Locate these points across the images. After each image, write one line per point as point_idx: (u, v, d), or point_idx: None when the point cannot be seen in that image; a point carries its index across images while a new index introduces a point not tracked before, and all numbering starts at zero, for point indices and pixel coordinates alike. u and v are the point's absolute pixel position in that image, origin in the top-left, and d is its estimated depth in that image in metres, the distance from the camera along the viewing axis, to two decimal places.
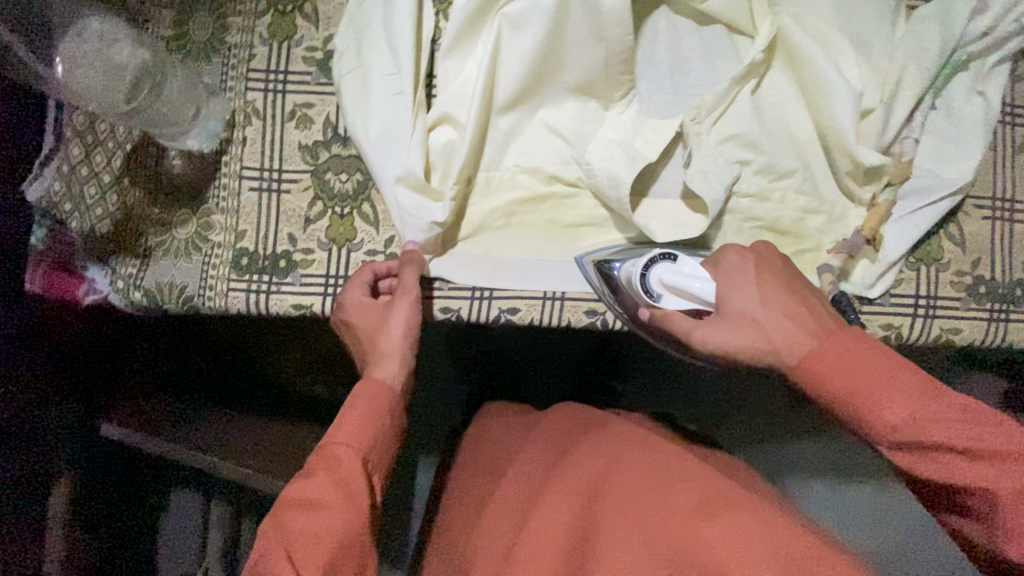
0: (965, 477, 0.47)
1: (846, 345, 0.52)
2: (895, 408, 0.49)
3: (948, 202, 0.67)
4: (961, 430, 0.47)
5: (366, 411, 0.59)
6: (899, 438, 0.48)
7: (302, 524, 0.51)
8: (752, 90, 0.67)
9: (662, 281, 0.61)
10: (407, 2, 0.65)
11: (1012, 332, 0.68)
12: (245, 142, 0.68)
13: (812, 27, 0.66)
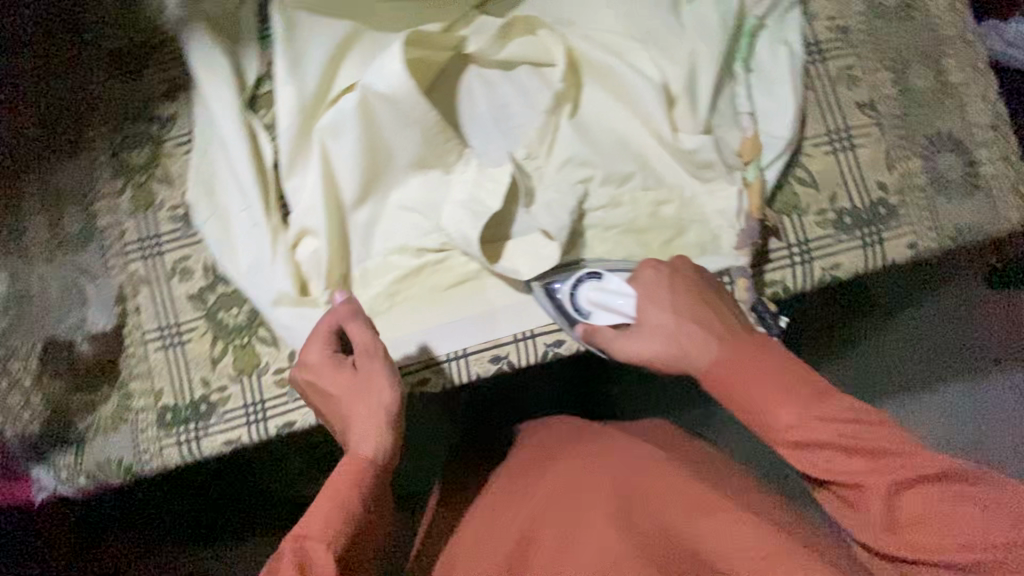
0: (839, 472, 0.44)
1: (746, 351, 0.50)
2: (785, 411, 0.46)
3: (779, 155, 0.70)
4: (844, 429, 0.44)
5: (340, 482, 0.54)
6: (793, 440, 0.46)
7: None
8: (571, 112, 0.71)
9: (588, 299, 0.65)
10: (239, 141, 0.70)
11: (888, 250, 0.70)
12: (140, 308, 0.73)
13: (603, 43, 0.71)
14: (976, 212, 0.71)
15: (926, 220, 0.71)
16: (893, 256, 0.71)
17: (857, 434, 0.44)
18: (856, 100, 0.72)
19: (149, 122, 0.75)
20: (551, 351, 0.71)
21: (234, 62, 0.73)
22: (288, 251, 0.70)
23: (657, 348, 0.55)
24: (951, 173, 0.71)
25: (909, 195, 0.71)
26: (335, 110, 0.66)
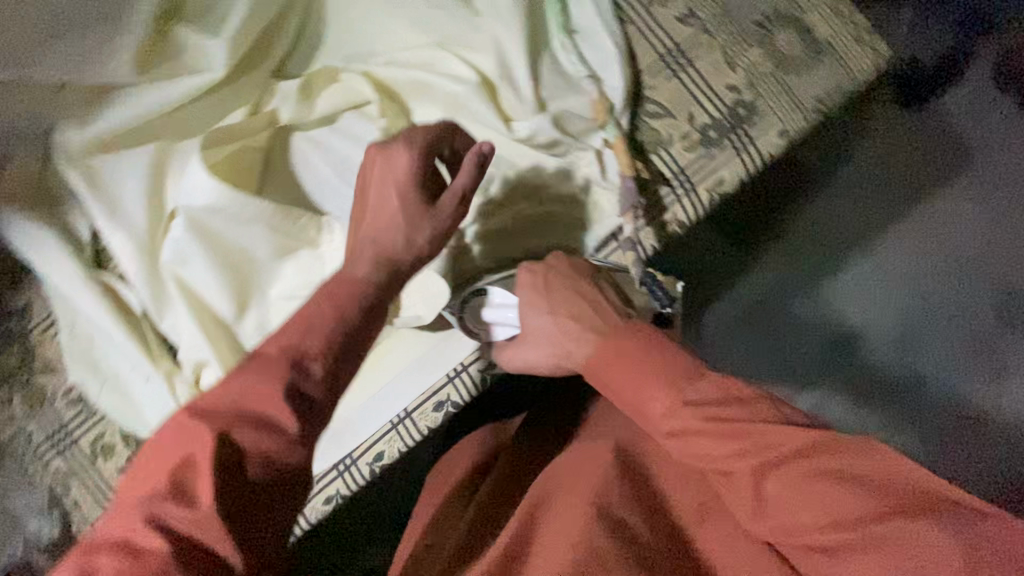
0: (720, 461, 0.45)
1: (617, 345, 0.53)
2: (658, 398, 0.49)
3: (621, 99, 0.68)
4: (711, 414, 0.46)
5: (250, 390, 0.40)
6: (669, 430, 0.48)
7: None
8: None
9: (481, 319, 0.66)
10: (97, 306, 0.67)
11: (761, 146, 0.69)
12: (77, 503, 0.70)
13: (409, 62, 0.68)
14: (829, 77, 0.70)
15: (786, 104, 0.69)
16: (768, 151, 0.69)
17: (731, 416, 0.45)
18: (674, 15, 0.70)
19: (7, 319, 0.71)
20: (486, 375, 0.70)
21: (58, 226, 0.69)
22: (190, 390, 0.67)
23: (546, 334, 0.61)
24: (792, 49, 0.70)
25: (761, 86, 0.69)
26: (172, 241, 0.64)
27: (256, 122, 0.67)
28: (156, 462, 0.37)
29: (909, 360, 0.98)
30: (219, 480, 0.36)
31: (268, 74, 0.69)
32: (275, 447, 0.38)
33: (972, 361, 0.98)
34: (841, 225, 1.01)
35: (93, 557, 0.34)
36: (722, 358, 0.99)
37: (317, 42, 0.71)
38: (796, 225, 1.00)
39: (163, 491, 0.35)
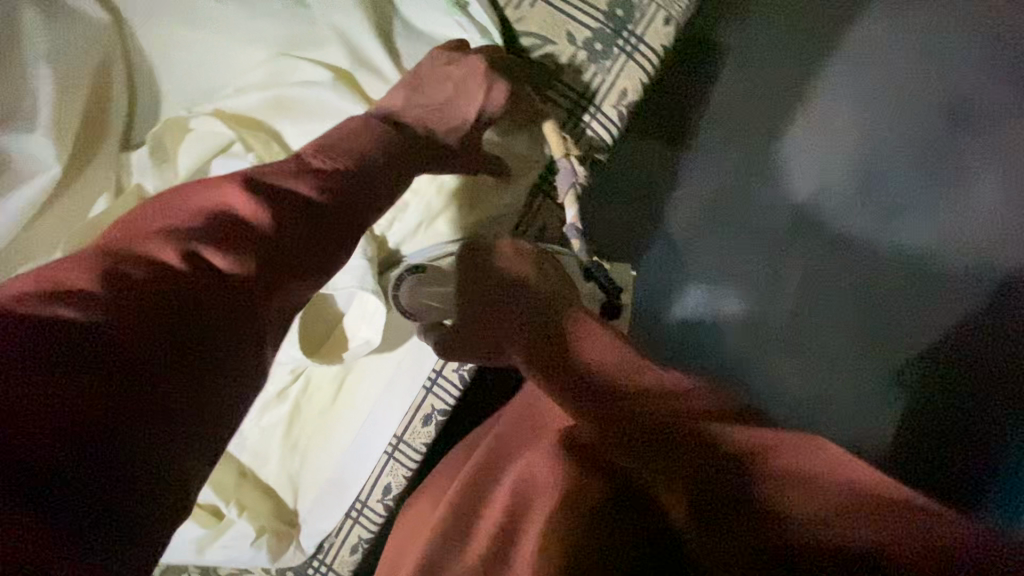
0: (673, 471, 0.40)
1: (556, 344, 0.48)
2: (604, 404, 0.43)
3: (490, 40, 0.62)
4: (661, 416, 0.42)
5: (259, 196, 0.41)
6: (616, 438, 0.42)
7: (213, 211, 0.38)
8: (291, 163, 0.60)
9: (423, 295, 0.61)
10: None
11: (651, 42, 0.64)
12: None
13: (258, 83, 0.61)
14: None
15: None
16: (660, 43, 0.65)
17: (676, 424, 0.41)
18: None
19: None
20: (462, 372, 0.66)
21: None
22: None
23: (472, 326, 0.56)
24: None
25: None
26: None
27: (123, 205, 0.60)
28: (165, 211, 0.38)
29: (878, 195, 0.91)
30: (175, 247, 0.35)
31: (117, 150, 0.62)
32: (237, 241, 0.37)
33: (942, 173, 0.90)
34: (768, 86, 0.93)
35: (144, 240, 0.35)
36: (693, 264, 0.93)
37: (155, 97, 0.63)
38: (721, 102, 0.93)
39: (152, 234, 0.36)
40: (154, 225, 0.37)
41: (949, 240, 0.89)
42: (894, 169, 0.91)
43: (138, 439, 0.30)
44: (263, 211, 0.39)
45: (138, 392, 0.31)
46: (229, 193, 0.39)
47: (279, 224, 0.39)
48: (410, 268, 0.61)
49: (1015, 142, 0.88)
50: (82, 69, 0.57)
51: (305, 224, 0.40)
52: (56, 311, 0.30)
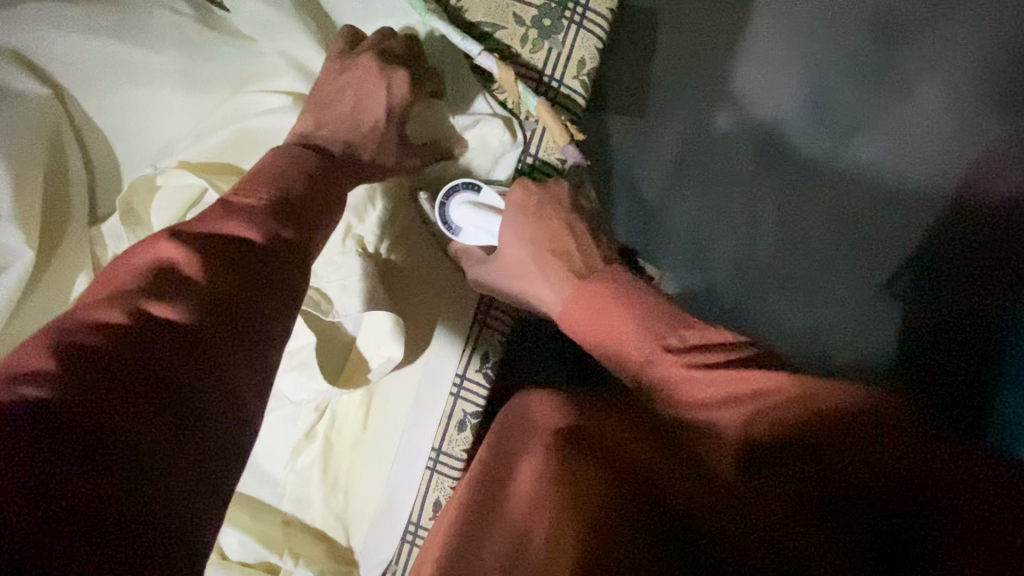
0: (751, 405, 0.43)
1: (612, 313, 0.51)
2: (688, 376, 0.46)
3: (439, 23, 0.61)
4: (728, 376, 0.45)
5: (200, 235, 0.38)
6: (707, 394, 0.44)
7: (162, 263, 0.36)
8: None
9: (467, 212, 0.63)
10: None
11: (598, 6, 0.64)
12: None
13: (217, 125, 0.60)
14: None
15: None
16: (606, 6, 0.64)
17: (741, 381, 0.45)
18: None
19: None
20: (486, 370, 0.66)
21: None
22: (223, 566, 0.61)
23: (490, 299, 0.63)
24: None
25: None
26: None
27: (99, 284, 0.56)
28: (102, 283, 0.36)
29: (831, 121, 0.95)
30: (129, 303, 0.33)
31: (86, 226, 0.59)
32: (180, 289, 0.35)
33: (886, 90, 0.94)
34: (710, 34, 0.94)
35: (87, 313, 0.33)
36: (676, 221, 0.94)
37: (115, 165, 0.61)
38: (669, 57, 0.94)
39: (100, 301, 0.34)
40: (103, 293, 0.35)
41: (902, 152, 0.94)
42: (842, 89, 0.95)
43: (107, 511, 0.27)
44: (200, 256, 0.37)
45: (106, 459, 0.28)
46: (160, 243, 0.37)
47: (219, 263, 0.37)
48: (468, 183, 0.64)
49: (943, 49, 0.93)
50: (33, 148, 0.54)
51: (251, 263, 0.38)
52: (20, 392, 0.28)
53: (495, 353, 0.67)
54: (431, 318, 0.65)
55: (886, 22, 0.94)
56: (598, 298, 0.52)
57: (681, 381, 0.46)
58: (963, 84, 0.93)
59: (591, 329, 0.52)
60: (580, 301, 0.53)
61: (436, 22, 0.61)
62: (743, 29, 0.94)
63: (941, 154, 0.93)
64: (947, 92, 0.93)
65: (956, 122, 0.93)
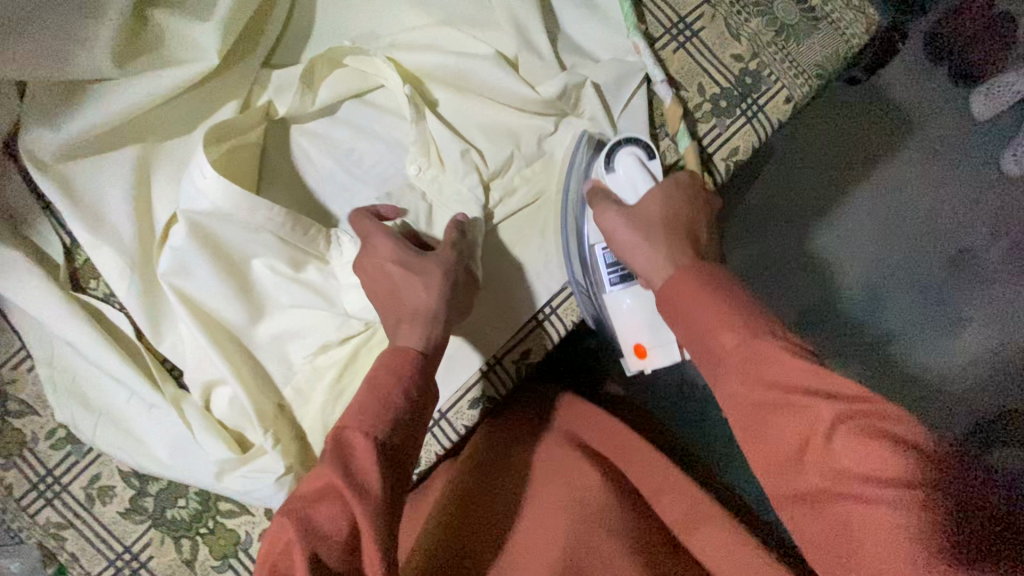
0: (847, 405, 0.39)
1: (688, 283, 0.47)
2: (774, 370, 0.42)
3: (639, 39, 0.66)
4: (804, 378, 0.41)
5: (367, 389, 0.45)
6: (773, 381, 0.41)
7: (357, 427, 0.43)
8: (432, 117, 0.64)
9: (627, 159, 0.59)
10: (89, 334, 0.60)
11: (771, 114, 0.69)
12: (75, 554, 0.62)
13: (413, 42, 0.64)
14: (827, 43, 0.70)
15: (788, 70, 0.69)
16: (777, 118, 0.69)
17: (832, 387, 0.40)
18: None
19: None
20: (521, 365, 0.65)
21: (33, 252, 0.62)
22: (204, 415, 0.61)
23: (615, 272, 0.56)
24: (791, 17, 0.70)
25: (764, 55, 0.69)
26: (169, 251, 0.57)
27: (250, 117, 0.61)
28: (310, 479, 0.41)
29: (876, 319, 1.02)
30: (341, 560, 0.39)
31: (257, 66, 0.64)
32: (367, 462, 0.42)
33: (932, 314, 1.02)
34: (816, 193, 1.03)
35: (310, 510, 0.40)
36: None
37: (308, 29, 0.66)
38: (773, 195, 1.04)
39: (318, 497, 0.40)
40: (312, 487, 0.41)
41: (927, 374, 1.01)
42: (898, 291, 1.03)
43: None
44: (380, 427, 0.43)
45: None
46: (348, 432, 0.43)
47: (386, 475, 0.42)
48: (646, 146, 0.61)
49: (994, 305, 1.02)
50: None
51: (415, 420, 0.46)
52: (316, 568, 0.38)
53: (538, 353, 0.66)
54: (499, 297, 0.65)
55: (958, 257, 1.04)
56: (704, 280, 0.47)
57: (776, 371, 0.41)
58: (1003, 339, 1.01)
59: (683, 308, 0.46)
60: (680, 275, 0.47)
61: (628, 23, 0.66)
62: (836, 206, 1.04)
63: (958, 389, 1.01)
64: (987, 341, 1.01)
65: (981, 374, 1.01)
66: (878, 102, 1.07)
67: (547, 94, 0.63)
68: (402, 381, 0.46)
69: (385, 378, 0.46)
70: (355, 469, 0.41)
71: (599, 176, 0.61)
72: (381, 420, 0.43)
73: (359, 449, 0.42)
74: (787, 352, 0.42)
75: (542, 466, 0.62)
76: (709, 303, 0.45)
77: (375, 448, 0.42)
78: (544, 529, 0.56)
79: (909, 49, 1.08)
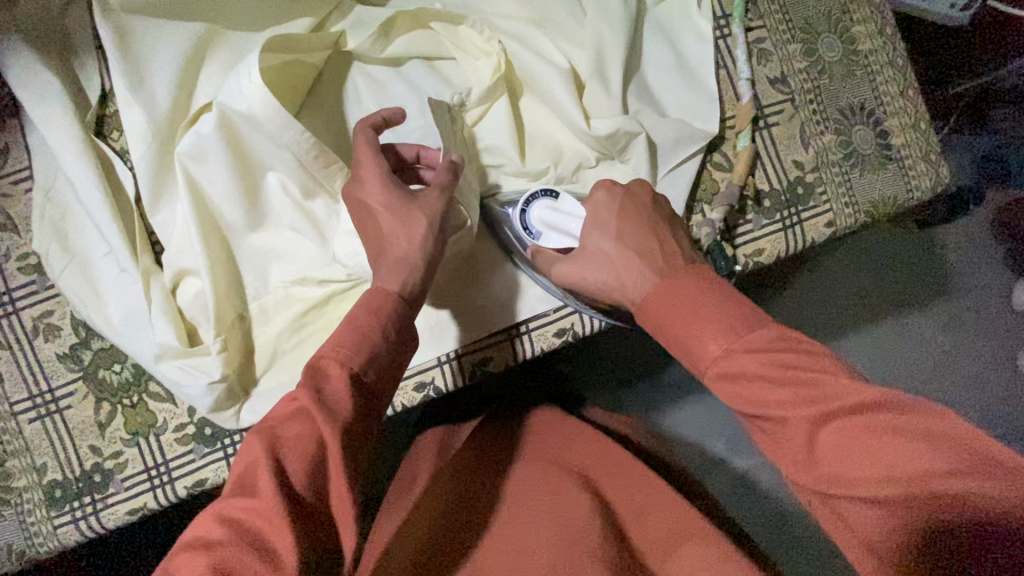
0: (817, 395, 0.36)
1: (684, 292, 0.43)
2: (746, 383, 0.39)
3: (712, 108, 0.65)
4: (776, 385, 0.38)
5: (356, 317, 0.45)
6: (755, 397, 0.38)
7: (338, 354, 0.43)
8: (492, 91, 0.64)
9: (543, 220, 0.59)
10: (89, 181, 0.60)
11: (810, 230, 0.67)
12: (3, 377, 0.64)
13: (499, 27, 0.65)
14: (889, 184, 0.69)
15: (842, 196, 0.68)
16: (814, 236, 0.68)
17: (804, 380, 0.37)
18: (767, 76, 0.68)
19: None
20: (477, 371, 0.66)
21: (71, 85, 0.63)
22: (166, 296, 0.61)
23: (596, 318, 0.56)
24: (866, 147, 0.69)
25: (824, 172, 0.68)
26: (194, 132, 0.58)
27: (320, 39, 0.62)
28: (285, 405, 0.41)
29: None
30: (306, 476, 0.38)
31: None
32: (343, 391, 0.41)
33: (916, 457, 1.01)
34: (830, 318, 1.02)
35: (276, 430, 0.39)
36: (679, 414, 0.97)
37: None
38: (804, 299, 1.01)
39: (289, 417, 0.40)
40: (285, 407, 0.41)
41: None
42: None
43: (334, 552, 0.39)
44: (360, 356, 0.43)
45: (328, 538, 0.38)
46: (330, 362, 0.42)
47: (359, 403, 0.42)
48: (548, 190, 0.61)
49: None
50: None
51: (396, 348, 0.46)
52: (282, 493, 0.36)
53: (496, 365, 0.66)
54: (481, 296, 0.65)
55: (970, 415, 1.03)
56: (685, 293, 0.43)
57: (750, 390, 0.38)
58: None
59: (672, 319, 0.43)
60: (663, 291, 0.44)
61: (705, 91, 0.66)
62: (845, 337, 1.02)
63: None
64: None
65: None
66: (924, 254, 1.05)
67: (601, 127, 0.63)
68: (383, 318, 0.45)
69: (366, 314, 0.45)
70: (331, 390, 0.41)
71: (541, 243, 0.59)
72: (361, 352, 0.43)
73: (334, 376, 0.41)
74: (758, 360, 0.39)
75: (521, 482, 0.60)
76: (690, 304, 0.43)
77: (353, 377, 0.42)
78: (524, 542, 0.53)
79: (975, 216, 1.06)
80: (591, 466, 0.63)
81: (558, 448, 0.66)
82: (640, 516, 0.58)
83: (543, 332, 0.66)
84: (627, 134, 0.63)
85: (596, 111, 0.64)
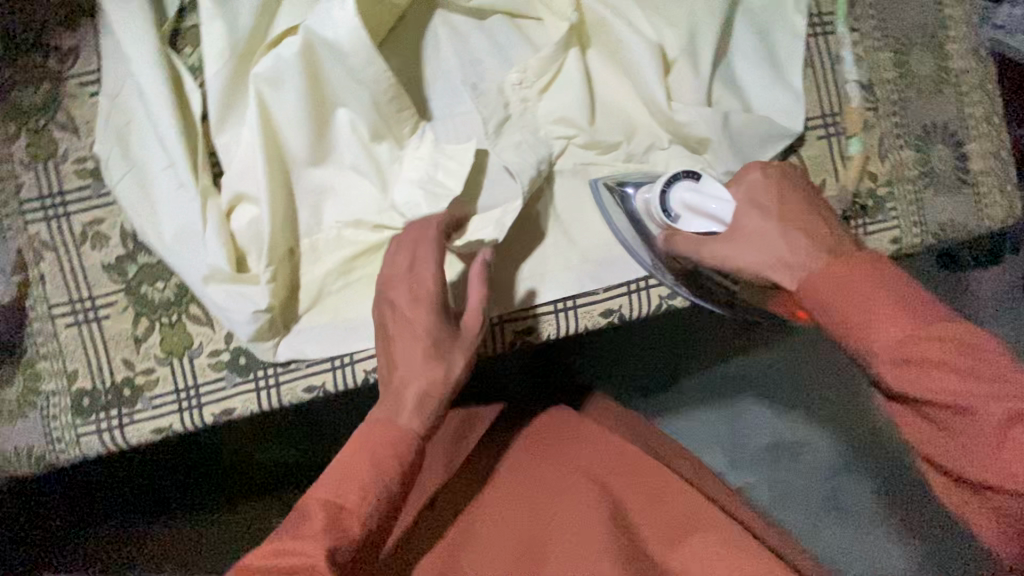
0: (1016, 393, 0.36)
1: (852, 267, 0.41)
2: (932, 374, 0.37)
3: (796, 106, 0.64)
4: (962, 378, 0.37)
5: (361, 458, 0.47)
6: (934, 388, 0.37)
7: (338, 495, 0.46)
8: (576, 56, 0.63)
9: (683, 202, 0.56)
10: (159, 91, 0.59)
11: (874, 245, 0.66)
12: (44, 279, 0.63)
13: None
14: (961, 209, 0.67)
15: (911, 215, 0.67)
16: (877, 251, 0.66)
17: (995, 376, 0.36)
18: (855, 81, 0.66)
19: (42, 53, 0.63)
20: (518, 339, 0.65)
21: None
22: (220, 219, 0.60)
23: None
24: (943, 168, 0.67)
25: (897, 187, 0.67)
26: (274, 55, 0.56)
27: None
28: (280, 545, 0.44)
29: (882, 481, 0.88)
30: None
31: None
32: (338, 531, 0.44)
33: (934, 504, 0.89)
34: None
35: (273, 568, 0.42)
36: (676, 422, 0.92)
37: None
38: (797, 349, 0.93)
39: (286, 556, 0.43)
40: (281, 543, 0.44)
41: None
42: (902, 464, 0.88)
43: None
44: (361, 499, 0.46)
45: None
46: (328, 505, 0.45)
47: (355, 538, 0.45)
48: (688, 171, 0.57)
49: None
50: None
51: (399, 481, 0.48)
52: None
53: (538, 336, 0.65)
54: (534, 263, 0.64)
55: None
56: (856, 271, 0.41)
57: (933, 379, 0.37)
58: None
59: (839, 311, 0.41)
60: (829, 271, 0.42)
61: (790, 87, 0.65)
62: None
63: None
64: None
65: None
66: (968, 291, 1.03)
67: (683, 107, 0.62)
68: (390, 458, 0.48)
69: (371, 455, 0.47)
70: (343, 522, 0.45)
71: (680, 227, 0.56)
72: (361, 493, 0.46)
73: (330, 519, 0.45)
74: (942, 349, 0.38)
75: (523, 488, 0.58)
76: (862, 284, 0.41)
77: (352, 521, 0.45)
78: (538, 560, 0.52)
79: None
80: (595, 461, 0.60)
81: (558, 444, 0.63)
82: (646, 511, 0.56)
83: (593, 309, 0.65)
84: (708, 118, 0.62)
85: (679, 91, 0.62)
